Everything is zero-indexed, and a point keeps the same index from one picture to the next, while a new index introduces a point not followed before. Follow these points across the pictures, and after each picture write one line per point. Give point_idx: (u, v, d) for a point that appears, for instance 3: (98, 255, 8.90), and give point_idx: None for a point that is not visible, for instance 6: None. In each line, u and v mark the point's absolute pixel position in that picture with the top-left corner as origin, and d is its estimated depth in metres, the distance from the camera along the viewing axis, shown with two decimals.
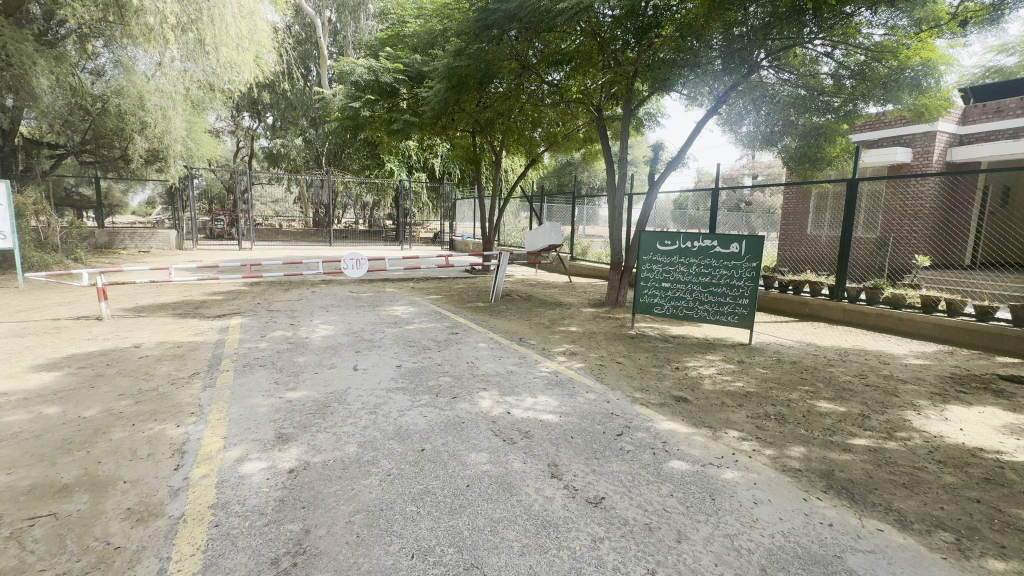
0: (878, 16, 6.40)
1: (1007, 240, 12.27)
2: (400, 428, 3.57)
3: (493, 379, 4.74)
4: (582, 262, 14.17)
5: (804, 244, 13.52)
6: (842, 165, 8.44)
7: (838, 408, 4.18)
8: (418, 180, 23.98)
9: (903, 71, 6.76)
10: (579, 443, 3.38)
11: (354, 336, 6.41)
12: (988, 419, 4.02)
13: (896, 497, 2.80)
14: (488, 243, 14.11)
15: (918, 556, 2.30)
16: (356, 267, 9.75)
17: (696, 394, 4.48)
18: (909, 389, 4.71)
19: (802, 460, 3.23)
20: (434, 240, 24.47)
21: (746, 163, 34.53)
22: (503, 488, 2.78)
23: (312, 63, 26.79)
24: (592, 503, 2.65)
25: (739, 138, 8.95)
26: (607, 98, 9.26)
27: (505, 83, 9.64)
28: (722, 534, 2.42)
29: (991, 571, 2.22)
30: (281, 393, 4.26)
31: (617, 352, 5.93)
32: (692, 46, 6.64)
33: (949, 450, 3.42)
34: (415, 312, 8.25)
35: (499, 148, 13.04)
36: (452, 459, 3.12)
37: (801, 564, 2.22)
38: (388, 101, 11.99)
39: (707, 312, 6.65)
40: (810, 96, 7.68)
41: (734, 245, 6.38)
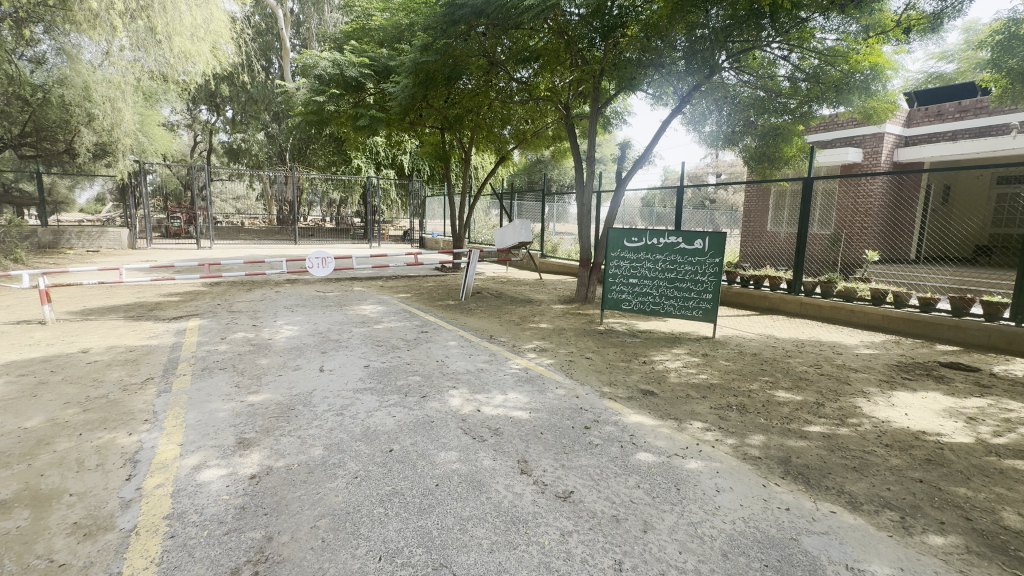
0: (830, 22, 6.71)
1: (947, 235, 13.11)
2: (367, 429, 3.51)
3: (463, 377, 4.72)
4: (552, 259, 14.26)
5: (765, 240, 14.05)
6: (798, 165, 8.74)
7: (794, 397, 4.37)
8: (386, 177, 23.58)
9: (853, 75, 7.10)
10: (548, 439, 3.40)
11: (320, 337, 6.25)
12: (930, 403, 4.28)
13: (848, 480, 2.95)
14: (458, 240, 14.03)
15: (866, 535, 2.43)
16: (322, 265, 9.46)
17: (662, 387, 4.60)
18: (860, 377, 4.97)
19: (761, 448, 3.36)
20: (404, 238, 24.13)
21: (710, 162, 35.58)
22: (472, 486, 2.77)
23: (273, 55, 25.93)
24: (560, 498, 2.68)
25: (703, 138, 9.19)
26: (575, 95, 9.36)
27: (474, 80, 9.55)
28: (686, 522, 2.49)
29: (932, 546, 2.37)
30: (241, 397, 4.11)
31: (587, 347, 6.01)
32: (657, 47, 6.75)
33: (896, 434, 3.62)
34: (384, 311, 8.12)
35: (469, 145, 12.97)
36: (421, 458, 3.08)
37: (760, 548, 2.30)
38: (354, 96, 11.72)
39: (672, 307, 6.82)
40: (769, 98, 7.99)
41: (698, 241, 6.58)
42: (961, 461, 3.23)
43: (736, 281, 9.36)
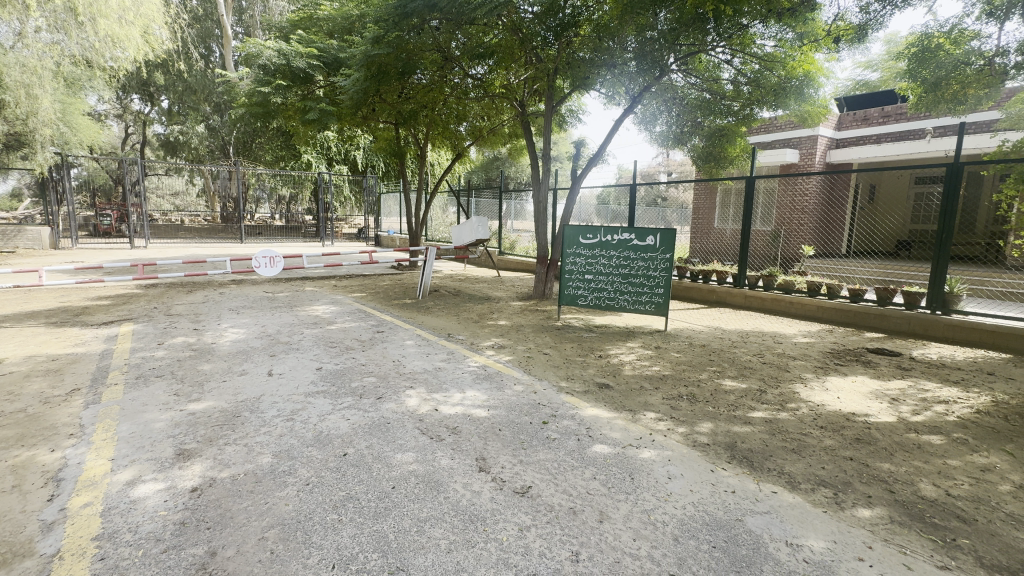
0: (769, 29, 7.06)
1: (874, 231, 14.18)
2: (320, 433, 3.39)
3: (420, 377, 4.65)
4: (510, 256, 14.28)
5: (712, 237, 14.70)
6: (742, 164, 8.92)
7: (740, 385, 4.60)
8: (339, 173, 22.83)
9: (789, 81, 7.57)
10: (506, 435, 3.41)
11: (268, 340, 5.97)
12: (858, 386, 4.63)
13: (788, 462, 3.14)
14: (415, 238, 13.82)
15: (804, 513, 2.59)
16: (270, 265, 9.02)
17: (617, 380, 4.72)
18: (798, 364, 5.30)
19: (709, 435, 3.51)
20: (359, 237, 23.48)
21: (662, 161, 36.82)
22: (430, 487, 2.73)
23: (213, 43, 24.49)
24: (518, 493, 2.70)
25: (654, 138, 9.48)
26: (530, 93, 9.40)
27: (428, 75, 9.40)
28: (640, 510, 2.57)
29: (860, 518, 2.56)
30: (181, 406, 3.87)
31: (544, 343, 6.07)
32: (609, 46, 6.87)
33: (830, 416, 3.90)
34: (338, 311, 7.87)
35: (425, 141, 12.78)
36: (377, 461, 3.01)
37: (707, 530, 2.41)
38: (302, 89, 11.24)
39: (626, 302, 7.00)
40: (713, 100, 8.36)
41: (650, 237, 6.79)
42: (885, 439, 3.51)
43: (686, 276, 9.75)
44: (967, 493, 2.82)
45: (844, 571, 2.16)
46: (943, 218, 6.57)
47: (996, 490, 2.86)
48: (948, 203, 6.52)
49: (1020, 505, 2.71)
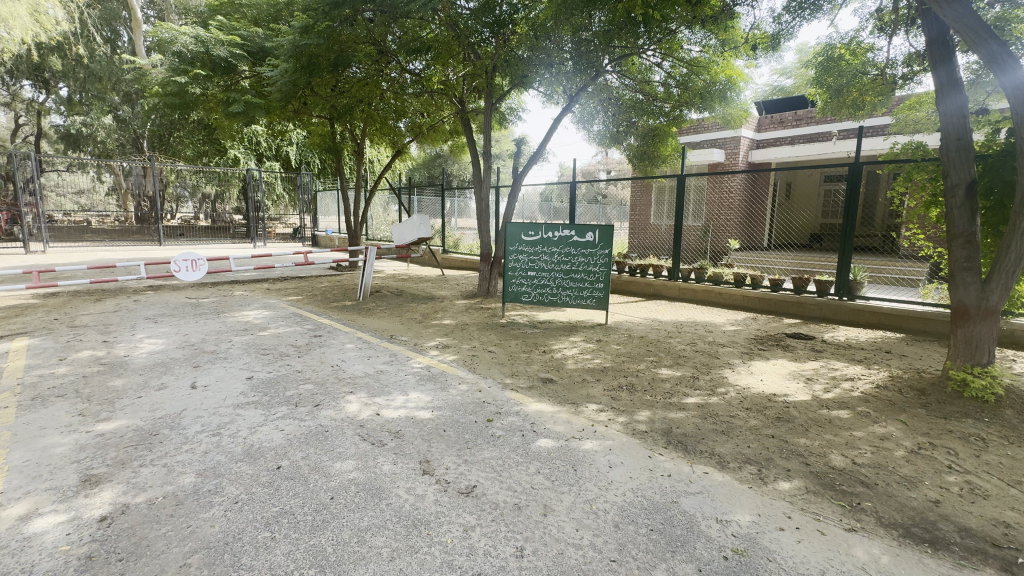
0: (695, 35, 7.48)
1: (790, 226, 15.41)
2: (251, 447, 3.18)
3: (361, 381, 4.49)
4: (454, 255, 14.13)
5: (649, 232, 15.37)
6: (673, 163, 9.26)
7: (675, 373, 4.86)
8: (270, 169, 21.55)
9: (713, 84, 8.02)
10: (450, 436, 3.37)
11: (192, 349, 5.53)
12: (778, 369, 5.03)
13: (718, 443, 3.34)
14: (354, 237, 13.36)
15: (732, 490, 2.76)
16: (191, 269, 8.34)
17: (561, 374, 4.82)
18: (727, 350, 5.67)
19: (647, 423, 3.67)
20: (294, 237, 22.34)
21: (601, 159, 37.98)
22: (371, 494, 2.65)
23: (120, 26, 22.28)
24: (463, 493, 2.67)
25: (592, 137, 9.73)
26: (469, 90, 9.32)
27: (363, 69, 9.07)
28: (583, 500, 2.63)
29: (781, 491, 2.78)
30: (87, 427, 3.49)
31: (489, 341, 6.08)
32: (545, 45, 6.92)
33: (754, 398, 4.19)
34: (271, 316, 7.43)
35: (362, 138, 12.34)
36: (314, 472, 2.87)
37: (646, 514, 2.51)
38: (224, 79, 10.48)
39: (568, 298, 7.14)
40: (646, 101, 8.72)
41: (589, 234, 6.98)
42: (802, 416, 3.83)
43: (624, 270, 10.12)
44: (869, 461, 3.13)
45: (767, 541, 2.33)
46: (847, 214, 7.25)
47: (893, 456, 3.21)
48: (852, 199, 7.21)
49: (911, 468, 3.06)
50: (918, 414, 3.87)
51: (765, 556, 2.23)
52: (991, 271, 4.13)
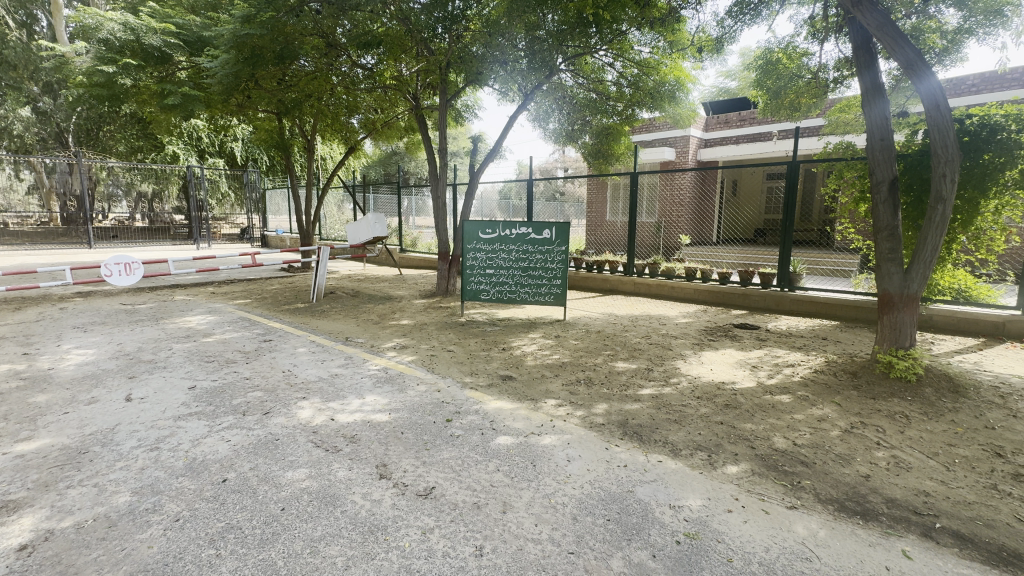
0: (645, 37, 7.71)
1: (737, 222, 16.15)
2: (193, 460, 3.00)
3: (314, 386, 4.33)
4: (411, 254, 13.90)
5: (605, 228, 15.74)
6: (627, 162, 9.53)
7: (630, 365, 4.99)
8: (213, 166, 20.41)
9: (663, 85, 8.28)
10: (408, 438, 3.31)
11: (127, 359, 5.16)
12: (726, 358, 5.27)
13: (671, 432, 3.46)
14: (307, 237, 12.89)
15: (684, 477, 2.87)
16: (125, 273, 7.76)
17: (520, 370, 4.84)
18: (679, 342, 5.88)
19: (604, 415, 3.75)
20: (242, 238, 21.30)
21: (558, 157, 38.45)
22: (325, 503, 2.56)
23: (38, 10, 20.44)
24: (422, 495, 2.63)
25: (547, 135, 9.81)
26: (423, 87, 9.19)
27: (311, 61, 8.73)
28: (542, 495, 2.65)
29: (729, 474, 2.91)
30: (3, 449, 3.17)
31: (448, 340, 6.02)
32: (500, 43, 6.82)
33: (705, 387, 4.37)
34: (216, 321, 7.04)
35: (312, 134, 11.90)
36: (263, 483, 2.75)
37: (603, 505, 2.56)
38: (158, 70, 9.80)
39: (527, 295, 7.18)
40: (600, 100, 8.86)
41: (546, 231, 7.04)
42: (748, 402, 4.03)
43: (581, 267, 10.31)
44: (808, 441, 3.34)
45: (716, 523, 2.44)
46: (787, 209, 7.67)
47: (829, 435, 3.43)
48: (791, 196, 7.64)
49: (845, 446, 3.28)
50: (850, 395, 4.17)
51: (714, 537, 2.33)
52: (911, 262, 4.48)
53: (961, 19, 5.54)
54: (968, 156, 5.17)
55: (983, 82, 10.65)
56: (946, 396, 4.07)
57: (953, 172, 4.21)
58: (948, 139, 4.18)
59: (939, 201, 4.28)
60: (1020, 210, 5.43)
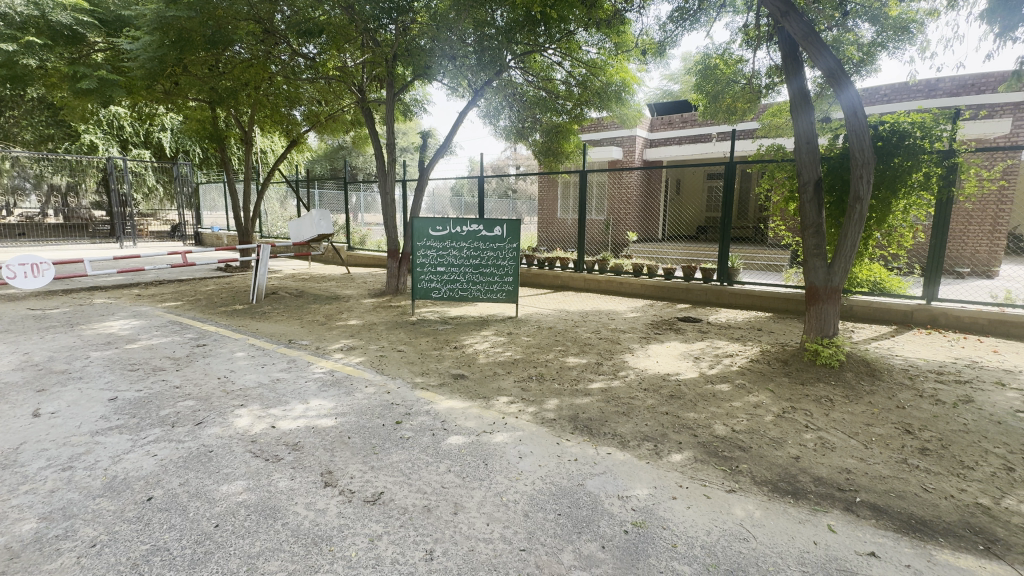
0: (592, 37, 7.87)
1: (681, 220, 16.84)
2: (113, 478, 2.75)
3: (254, 392, 4.09)
4: (360, 251, 13.45)
5: (556, 225, 15.95)
6: (576, 160, 9.68)
7: (581, 360, 5.08)
8: (138, 158, 18.86)
9: (609, 86, 8.48)
10: (355, 443, 3.20)
11: (34, 371, 4.64)
12: (671, 350, 5.48)
13: (620, 424, 3.55)
14: (245, 235, 12.18)
15: (632, 467, 2.95)
16: (32, 275, 6.99)
17: (472, 368, 4.81)
18: (627, 336, 6.05)
19: (555, 410, 3.79)
20: (174, 235, 19.81)
21: (510, 153, 38.63)
22: (264, 516, 2.42)
23: None
24: (369, 502, 2.55)
25: (498, 132, 9.79)
26: (369, 79, 8.88)
27: (247, 48, 8.21)
28: (493, 494, 2.64)
29: (674, 462, 3.03)
30: None
31: (398, 340, 5.88)
32: (448, 37, 6.69)
33: (652, 379, 4.53)
34: (142, 326, 6.49)
35: (250, 125, 11.23)
36: (195, 499, 2.56)
37: (554, 500, 2.59)
38: (70, 51, 8.89)
39: (478, 293, 7.14)
40: (549, 99, 8.91)
41: (497, 228, 7.04)
42: (691, 392, 4.21)
43: (534, 263, 10.40)
44: (745, 427, 3.53)
45: (661, 511, 2.52)
46: (725, 207, 8.07)
47: (763, 420, 3.65)
48: (729, 195, 8.04)
49: (778, 430, 3.49)
50: (782, 382, 4.46)
51: (660, 525, 2.41)
52: (834, 257, 4.85)
53: (874, 33, 6.01)
54: (882, 159, 5.66)
55: (893, 92, 11.69)
56: (864, 379, 4.44)
57: (868, 174, 4.58)
58: (864, 144, 4.54)
59: (857, 201, 4.66)
60: (924, 209, 6.00)
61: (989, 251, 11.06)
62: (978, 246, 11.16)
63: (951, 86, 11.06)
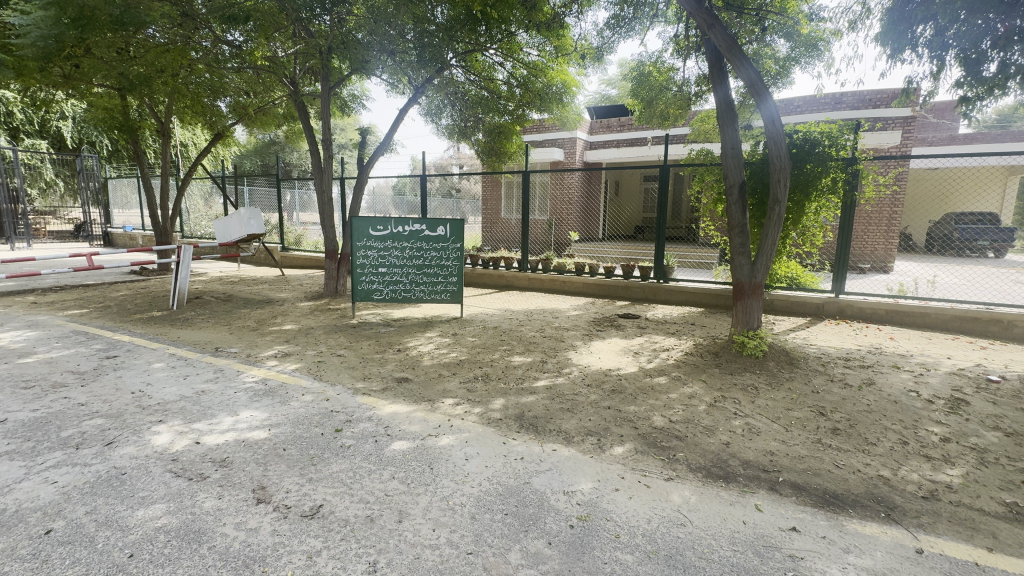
0: (532, 39, 7.96)
1: (620, 220, 17.46)
2: (1, 513, 2.42)
3: (175, 406, 3.76)
4: (295, 252, 12.77)
5: (500, 225, 16.02)
6: (519, 160, 9.75)
7: (526, 359, 5.13)
8: (33, 149, 16.79)
9: (550, 87, 8.60)
10: (292, 454, 3.03)
11: None
12: (612, 346, 5.67)
13: (564, 420, 3.62)
14: (164, 235, 11.19)
15: (577, 463, 3.00)
16: None
17: (416, 371, 4.70)
18: (570, 334, 6.19)
19: (501, 410, 3.79)
20: (78, 235, 17.82)
21: (452, 152, 38.31)
22: (187, 541, 2.22)
23: None
24: (307, 516, 2.42)
25: (440, 130, 9.68)
26: (302, 71, 8.47)
27: (162, 31, 7.51)
28: (439, 498, 2.59)
29: (616, 455, 3.12)
30: None
31: (338, 344, 5.64)
32: (386, 31, 6.52)
33: (595, 375, 4.65)
34: (38, 338, 5.77)
35: (166, 115, 10.30)
36: (105, 527, 2.31)
37: (500, 500, 2.59)
38: None
39: (422, 294, 7.01)
40: (491, 99, 8.90)
41: (440, 228, 6.95)
42: (631, 386, 4.37)
43: (478, 263, 10.39)
44: (681, 417, 3.72)
45: (605, 503, 2.59)
46: (661, 208, 8.44)
47: (697, 410, 3.87)
48: (664, 196, 8.42)
49: (711, 418, 3.71)
50: (713, 373, 4.75)
51: (604, 517, 2.47)
52: (757, 255, 5.21)
53: (789, 49, 6.54)
54: (796, 165, 6.17)
55: (805, 105, 12.78)
56: (784, 367, 4.83)
57: (785, 178, 4.96)
58: (781, 151, 4.91)
59: (776, 203, 5.03)
60: (833, 211, 6.61)
61: (885, 249, 12.37)
62: (877, 245, 12.44)
63: (852, 100, 12.25)
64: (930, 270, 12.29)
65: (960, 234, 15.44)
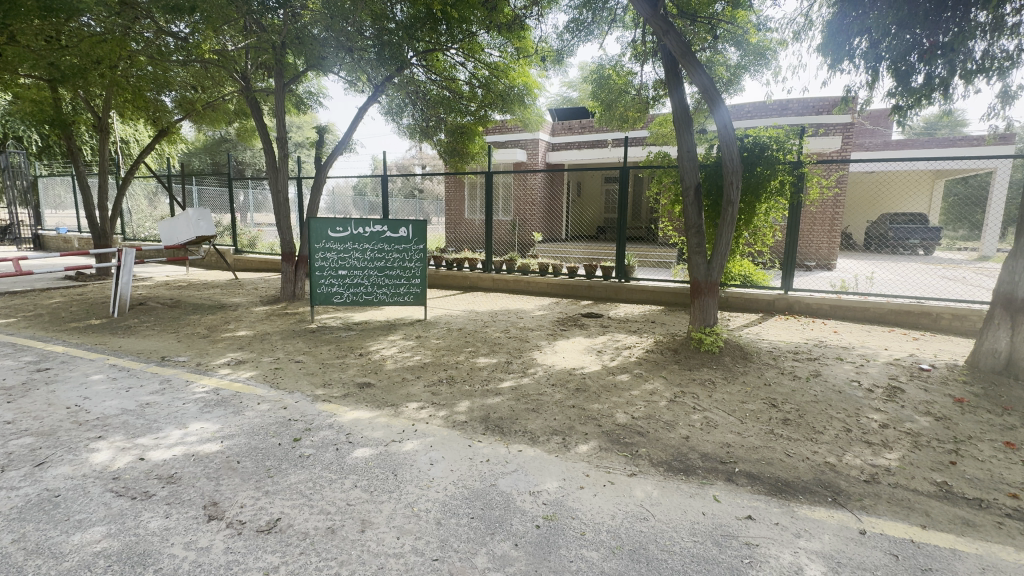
0: (493, 40, 7.98)
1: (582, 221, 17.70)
2: None
3: (116, 420, 3.52)
4: (249, 254, 12.20)
5: (464, 226, 15.91)
6: (483, 161, 9.70)
7: (491, 360, 5.12)
8: None
9: (512, 88, 8.62)
10: (247, 467, 2.90)
11: None
12: (576, 345, 5.74)
13: (530, 421, 3.63)
14: (104, 237, 10.46)
15: (543, 462, 3.02)
16: None
17: (379, 376, 4.60)
18: (535, 334, 6.22)
19: (466, 412, 3.76)
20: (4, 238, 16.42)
21: (414, 152, 37.80)
22: (130, 565, 2.08)
23: None
24: (263, 531, 2.31)
25: (401, 130, 9.53)
26: (254, 66, 8.14)
27: (98, 19, 7.00)
28: (404, 505, 2.55)
29: (581, 453, 3.16)
30: None
31: (296, 350, 5.45)
32: (343, 27, 6.37)
33: (559, 374, 4.70)
34: None
35: (104, 109, 9.61)
36: (36, 556, 2.13)
37: (466, 504, 2.56)
38: None
39: (385, 296, 6.87)
40: (453, 99, 8.83)
41: (402, 229, 6.83)
42: (594, 384, 4.44)
43: (442, 264, 10.29)
44: (643, 413, 3.81)
45: (570, 501, 2.62)
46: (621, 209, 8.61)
47: (658, 406, 3.97)
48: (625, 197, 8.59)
49: (671, 414, 3.82)
50: (673, 369, 4.89)
51: (569, 515, 2.50)
52: (712, 255, 5.40)
53: (739, 57, 6.89)
54: (748, 167, 6.44)
55: (755, 110, 13.39)
56: (739, 361, 5.03)
57: (738, 181, 5.15)
58: (733, 154, 5.12)
59: (729, 204, 5.23)
60: (782, 212, 6.93)
61: (829, 247, 13.13)
62: (821, 243, 13.18)
63: (797, 107, 12.96)
64: (868, 267, 13.17)
65: (894, 234, 16.49)
